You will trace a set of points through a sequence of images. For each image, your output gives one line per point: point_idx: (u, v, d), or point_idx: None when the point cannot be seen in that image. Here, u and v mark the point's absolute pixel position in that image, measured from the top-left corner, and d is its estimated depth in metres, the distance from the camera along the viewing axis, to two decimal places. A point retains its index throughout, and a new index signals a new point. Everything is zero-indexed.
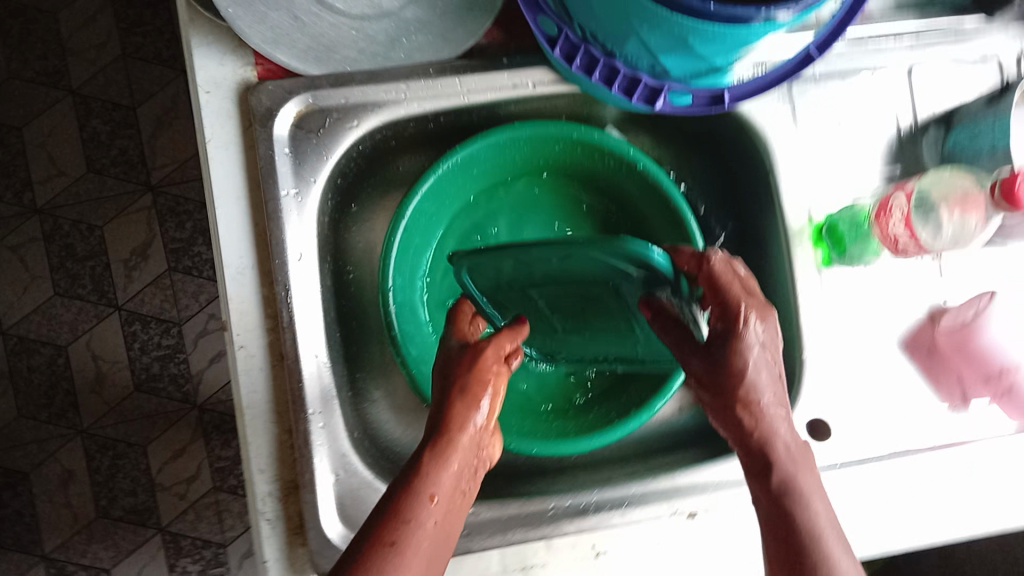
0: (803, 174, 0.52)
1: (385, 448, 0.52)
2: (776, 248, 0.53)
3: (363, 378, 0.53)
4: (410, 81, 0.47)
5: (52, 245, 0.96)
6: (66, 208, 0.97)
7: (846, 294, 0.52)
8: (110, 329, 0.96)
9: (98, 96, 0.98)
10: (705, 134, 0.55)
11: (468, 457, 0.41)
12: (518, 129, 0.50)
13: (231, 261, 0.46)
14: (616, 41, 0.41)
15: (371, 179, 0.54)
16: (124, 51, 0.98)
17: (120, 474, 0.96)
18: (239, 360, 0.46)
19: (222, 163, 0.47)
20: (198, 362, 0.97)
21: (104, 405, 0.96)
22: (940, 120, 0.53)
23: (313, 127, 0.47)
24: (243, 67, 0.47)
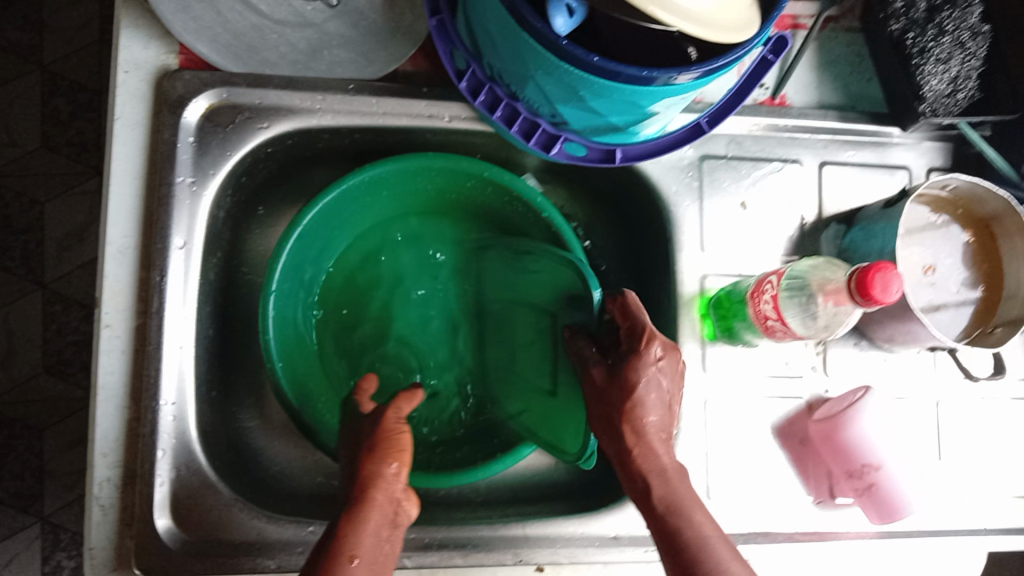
0: (703, 247, 0.53)
1: (244, 453, 0.51)
2: (667, 316, 0.54)
3: (237, 381, 0.53)
4: (325, 93, 0.48)
5: None
6: (10, 177, 0.96)
7: (727, 371, 0.52)
8: (31, 305, 0.95)
9: (65, 76, 0.98)
10: (617, 194, 0.56)
11: (386, 514, 0.41)
12: (431, 159, 0.51)
13: (114, 240, 0.46)
14: (518, 84, 0.42)
15: (280, 185, 0.55)
16: (101, 38, 0.99)
17: (10, 455, 0.92)
18: (102, 338, 0.45)
19: (124, 141, 0.47)
20: None
21: (8, 381, 0.93)
22: (843, 219, 0.55)
23: (222, 121, 0.48)
24: (165, 53, 0.48)
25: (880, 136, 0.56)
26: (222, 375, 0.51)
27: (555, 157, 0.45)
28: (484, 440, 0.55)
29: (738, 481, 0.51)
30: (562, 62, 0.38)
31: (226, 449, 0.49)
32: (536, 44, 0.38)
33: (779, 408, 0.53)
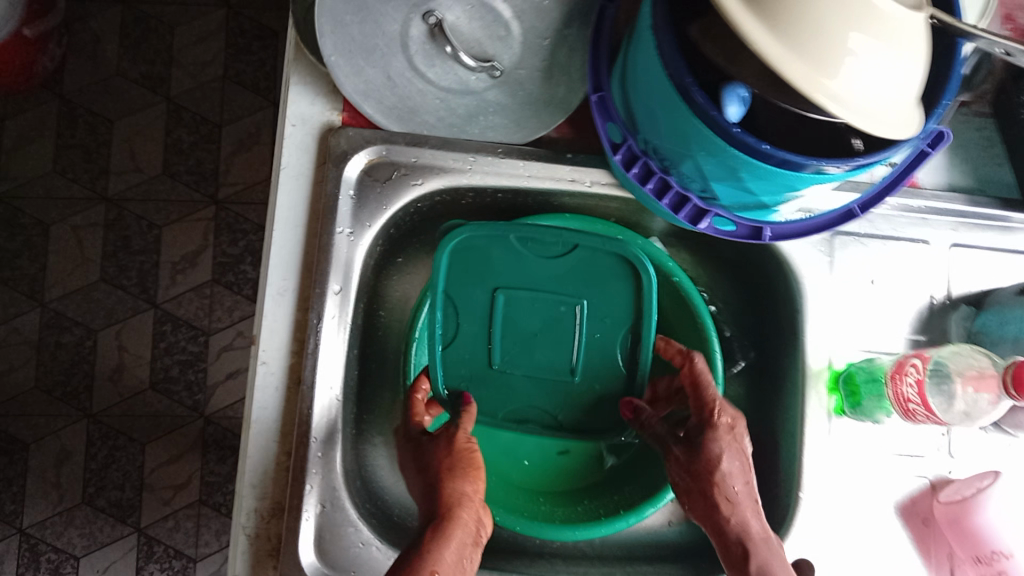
0: (830, 323, 0.54)
1: (375, 493, 0.52)
2: (790, 386, 0.54)
3: (371, 422, 0.55)
4: (477, 154, 0.51)
5: (110, 234, 1.01)
6: (132, 202, 1.02)
7: (851, 447, 0.53)
8: (143, 323, 0.99)
9: (189, 109, 1.04)
10: (742, 263, 0.57)
11: (467, 530, 0.45)
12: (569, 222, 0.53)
13: (274, 282, 0.49)
14: (674, 160, 0.44)
15: (419, 237, 0.57)
16: (225, 74, 1.05)
17: (114, 466, 0.97)
18: (259, 374, 0.49)
19: (289, 190, 0.50)
20: (215, 374, 0.99)
21: (117, 395, 0.98)
22: (971, 300, 0.55)
23: (379, 177, 0.51)
24: (330, 110, 0.51)
25: (1009, 221, 0.55)
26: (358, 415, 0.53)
27: (704, 230, 0.45)
28: (605, 496, 0.55)
29: (859, 558, 0.51)
30: (725, 145, 0.39)
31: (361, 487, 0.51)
32: (704, 127, 0.39)
33: (902, 485, 0.53)
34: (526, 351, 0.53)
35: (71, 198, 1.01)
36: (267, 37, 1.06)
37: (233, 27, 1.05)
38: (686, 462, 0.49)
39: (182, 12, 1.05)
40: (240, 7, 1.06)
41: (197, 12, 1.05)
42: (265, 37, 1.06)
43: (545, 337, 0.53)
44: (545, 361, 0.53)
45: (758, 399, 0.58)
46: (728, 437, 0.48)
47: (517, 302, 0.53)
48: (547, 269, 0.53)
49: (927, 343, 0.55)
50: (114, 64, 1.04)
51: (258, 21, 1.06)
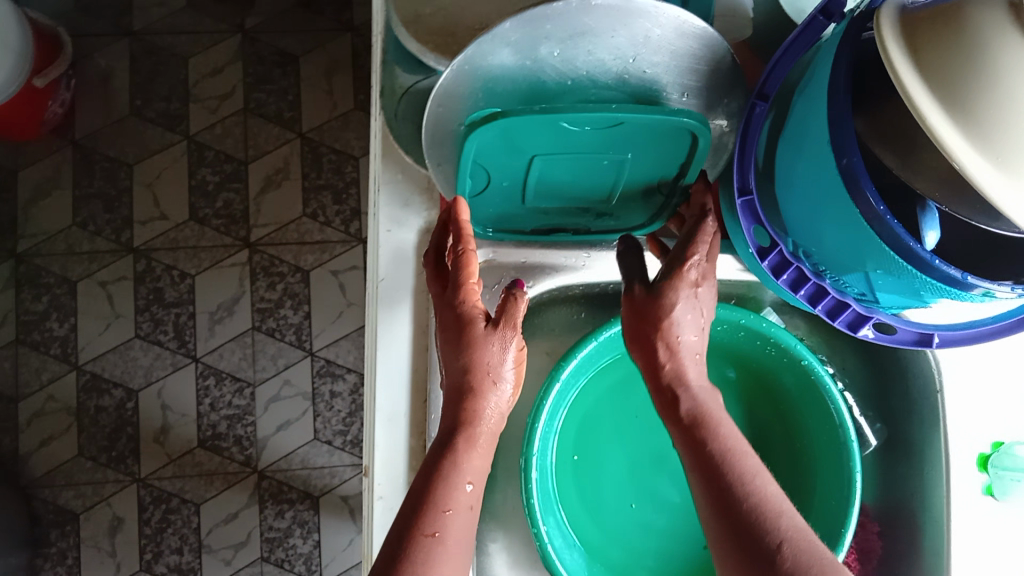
0: (972, 399, 0.50)
1: None
2: (933, 466, 0.51)
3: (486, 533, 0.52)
4: (592, 251, 0.50)
5: (141, 287, 0.96)
6: (161, 251, 0.96)
7: (1011, 530, 0.49)
8: (185, 378, 0.95)
9: (212, 146, 0.98)
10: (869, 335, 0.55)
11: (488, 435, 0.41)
12: None
13: (385, 406, 0.46)
14: (834, 268, 0.40)
15: None
16: (246, 106, 0.99)
17: (169, 530, 0.93)
18: (376, 510, 0.45)
19: (390, 304, 0.46)
20: (265, 426, 0.95)
21: (165, 455, 0.94)
22: None
23: (489, 282, 0.50)
24: (426, 210, 0.47)
25: None
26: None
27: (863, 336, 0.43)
28: None
29: None
30: (912, 267, 0.35)
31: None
32: (881, 243, 0.36)
33: None
34: None
35: (95, 251, 0.96)
36: (287, 62, 0.99)
37: (249, 54, 0.99)
38: (640, 304, 0.44)
39: (195, 43, 0.99)
40: (255, 32, 1.00)
41: (210, 42, 0.99)
42: (285, 63, 0.99)
43: None
44: None
45: (893, 475, 0.54)
46: (689, 294, 0.43)
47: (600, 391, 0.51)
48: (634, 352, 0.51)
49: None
50: (127, 104, 0.98)
51: (275, 47, 1.00)
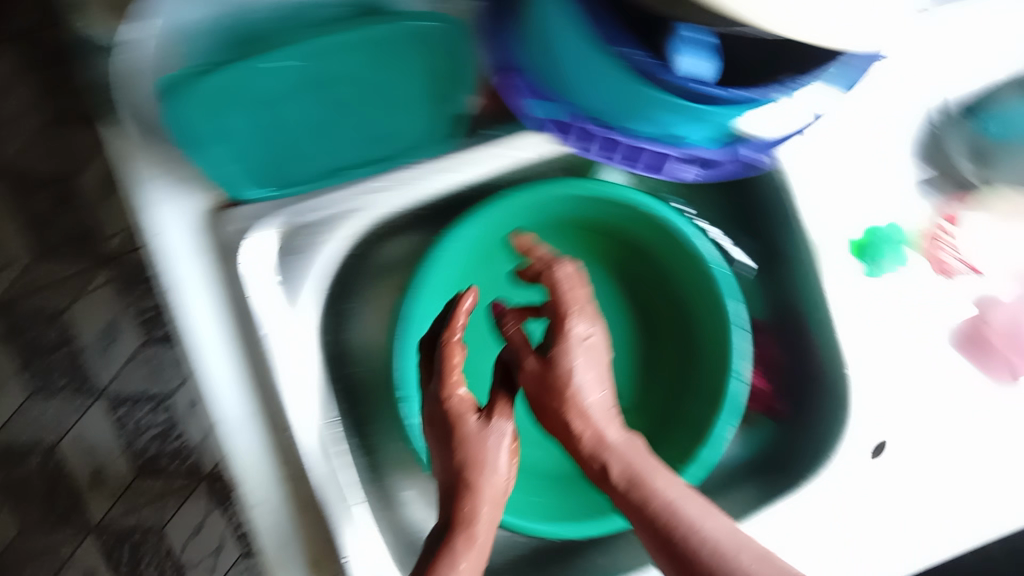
0: (835, 190, 0.55)
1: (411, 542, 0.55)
2: (807, 268, 0.55)
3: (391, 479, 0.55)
4: (377, 176, 0.48)
5: (18, 341, 0.91)
6: (25, 299, 0.91)
7: (888, 302, 0.56)
8: (98, 416, 0.91)
9: (30, 171, 0.89)
10: None
11: (489, 519, 0.45)
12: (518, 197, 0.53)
13: (224, 408, 0.48)
14: (620, 117, 0.45)
15: (363, 270, 0.55)
16: (52, 115, 0.89)
17: (144, 562, 0.92)
18: (257, 515, 0.49)
19: (198, 308, 0.47)
20: (197, 434, 0.92)
21: (111, 493, 0.91)
22: (966, 106, 0.58)
23: (296, 245, 0.48)
24: (204, 194, 0.46)
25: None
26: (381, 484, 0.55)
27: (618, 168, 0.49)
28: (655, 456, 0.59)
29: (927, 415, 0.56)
30: (694, 105, 0.42)
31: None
32: (648, 89, 0.42)
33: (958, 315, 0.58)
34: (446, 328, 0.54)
35: None
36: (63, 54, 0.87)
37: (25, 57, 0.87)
38: (538, 379, 0.45)
39: None
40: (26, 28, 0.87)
41: None
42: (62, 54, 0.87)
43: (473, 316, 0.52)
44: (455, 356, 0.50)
45: (771, 281, 0.59)
46: (577, 347, 0.45)
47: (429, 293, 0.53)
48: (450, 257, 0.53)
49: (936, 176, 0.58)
50: None
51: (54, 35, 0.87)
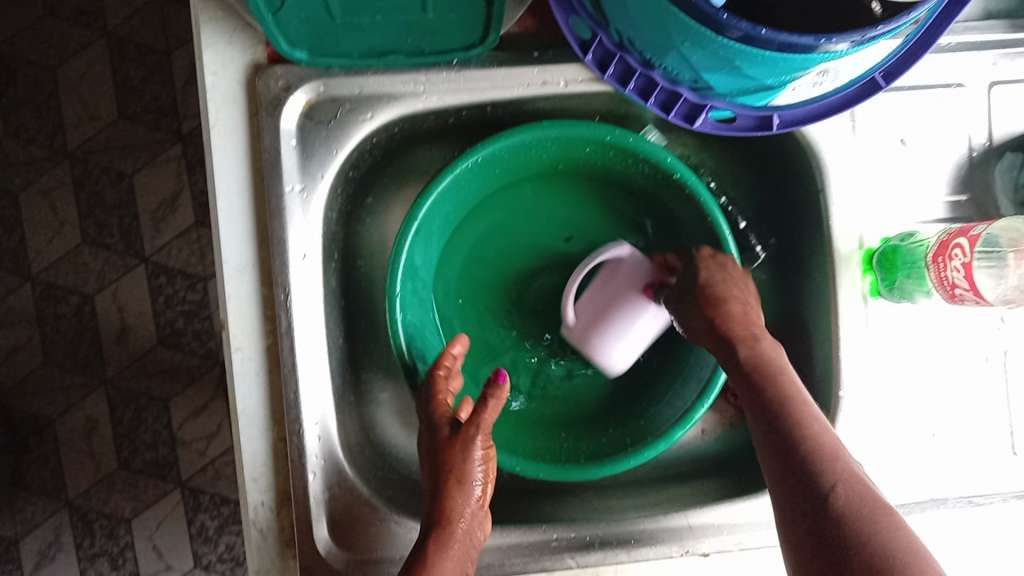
0: (867, 170, 0.69)
1: (385, 444, 0.75)
2: (826, 271, 0.71)
3: (373, 392, 0.76)
4: (429, 75, 0.66)
5: (82, 191, 1.23)
6: (142, 169, 1.24)
7: (880, 354, 0.70)
8: (137, 277, 1.24)
9: (131, 43, 1.22)
10: (773, 163, 0.74)
11: (460, 546, 0.60)
12: (626, 137, 0.69)
13: (234, 258, 0.65)
14: (683, 67, 0.56)
15: (399, 157, 0.75)
16: (161, 24, 1.23)
17: (141, 427, 1.25)
18: (237, 359, 0.66)
19: (226, 150, 0.65)
20: (216, 332, 1.26)
21: (128, 356, 1.25)
22: (1016, 148, 0.69)
23: (325, 112, 0.67)
24: (253, 51, 0.65)
25: (1014, 54, 0.69)
26: (350, 349, 0.74)
27: (777, 132, 0.59)
28: (542, 430, 0.75)
29: (986, 566, 0.69)
30: (738, 45, 0.50)
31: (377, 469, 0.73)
32: (678, 25, 0.51)
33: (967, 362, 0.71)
34: (415, 250, 0.71)
35: (36, 160, 1.23)
36: None
37: None
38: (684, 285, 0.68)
39: None
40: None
41: None
42: None
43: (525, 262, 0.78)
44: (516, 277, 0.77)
45: (782, 273, 0.77)
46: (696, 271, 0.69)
47: (511, 232, 0.77)
48: (522, 220, 0.77)
49: (967, 201, 0.70)
50: (43, 7, 1.22)
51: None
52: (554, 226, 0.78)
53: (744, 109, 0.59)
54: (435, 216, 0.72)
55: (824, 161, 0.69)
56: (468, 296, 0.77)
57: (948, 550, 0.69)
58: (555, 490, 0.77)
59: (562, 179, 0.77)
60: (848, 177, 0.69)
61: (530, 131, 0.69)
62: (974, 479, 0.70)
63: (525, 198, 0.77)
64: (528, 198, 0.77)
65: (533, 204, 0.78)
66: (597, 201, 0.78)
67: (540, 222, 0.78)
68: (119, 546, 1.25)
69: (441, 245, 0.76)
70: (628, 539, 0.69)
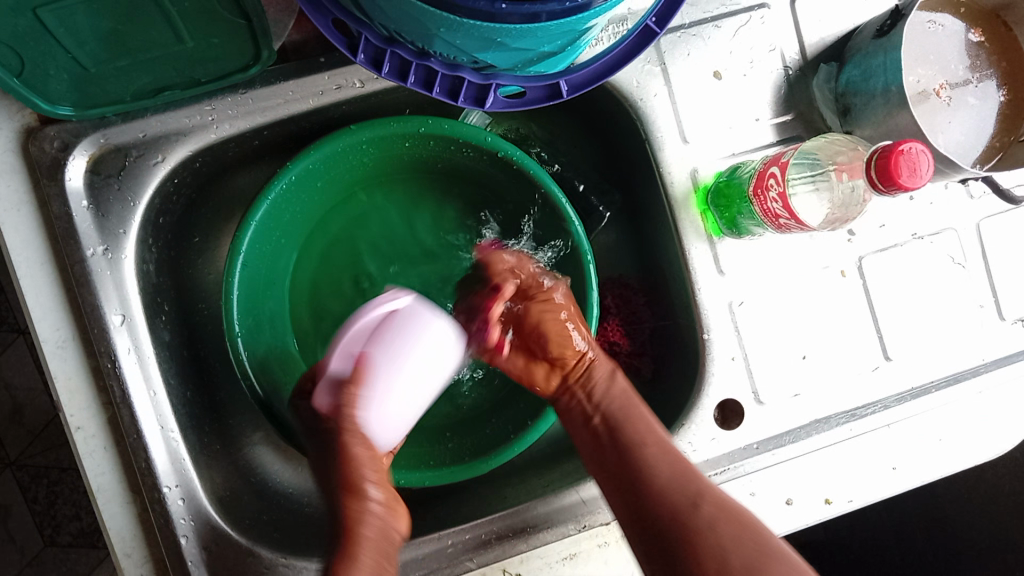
0: (688, 110, 0.67)
1: (268, 483, 0.73)
2: (668, 218, 0.69)
3: (245, 435, 0.74)
4: (212, 104, 0.63)
5: None
6: None
7: (738, 291, 0.69)
8: (19, 351, 1.19)
9: None
10: (599, 118, 0.72)
11: (372, 538, 0.54)
12: (438, 123, 0.66)
13: (51, 335, 0.61)
14: (450, 52, 0.53)
15: (212, 190, 0.71)
16: None
17: (59, 501, 1.21)
18: (78, 438, 0.62)
19: (15, 225, 0.61)
20: None
21: (29, 433, 1.20)
22: (830, 58, 0.68)
23: (112, 162, 0.62)
24: (19, 116, 0.61)
25: None
26: (206, 396, 0.71)
27: (569, 98, 0.57)
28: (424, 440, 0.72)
29: (880, 475, 0.69)
30: (483, 23, 0.47)
31: (261, 512, 0.70)
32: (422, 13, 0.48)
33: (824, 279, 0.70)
34: (249, 285, 0.67)
35: None
36: None
37: None
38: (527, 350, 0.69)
39: None
40: None
41: None
42: None
43: (371, 270, 0.74)
44: (366, 286, 0.74)
45: (634, 225, 0.76)
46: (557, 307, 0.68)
47: (352, 242, 0.74)
48: (362, 229, 0.74)
49: (793, 119, 0.69)
50: None
51: None
52: (394, 226, 0.75)
53: (531, 80, 0.56)
54: (264, 246, 0.68)
55: (646, 108, 0.67)
56: (320, 318, 0.74)
57: (840, 467, 0.69)
58: (454, 490, 0.75)
59: (393, 178, 0.74)
60: (668, 122, 0.67)
61: (339, 138, 0.65)
62: (854, 392, 0.70)
63: (358, 206, 0.74)
64: (361, 204, 0.74)
65: (369, 209, 0.75)
66: (433, 193, 0.75)
67: (379, 227, 0.75)
68: None
69: (281, 273, 0.72)
70: (524, 527, 0.69)
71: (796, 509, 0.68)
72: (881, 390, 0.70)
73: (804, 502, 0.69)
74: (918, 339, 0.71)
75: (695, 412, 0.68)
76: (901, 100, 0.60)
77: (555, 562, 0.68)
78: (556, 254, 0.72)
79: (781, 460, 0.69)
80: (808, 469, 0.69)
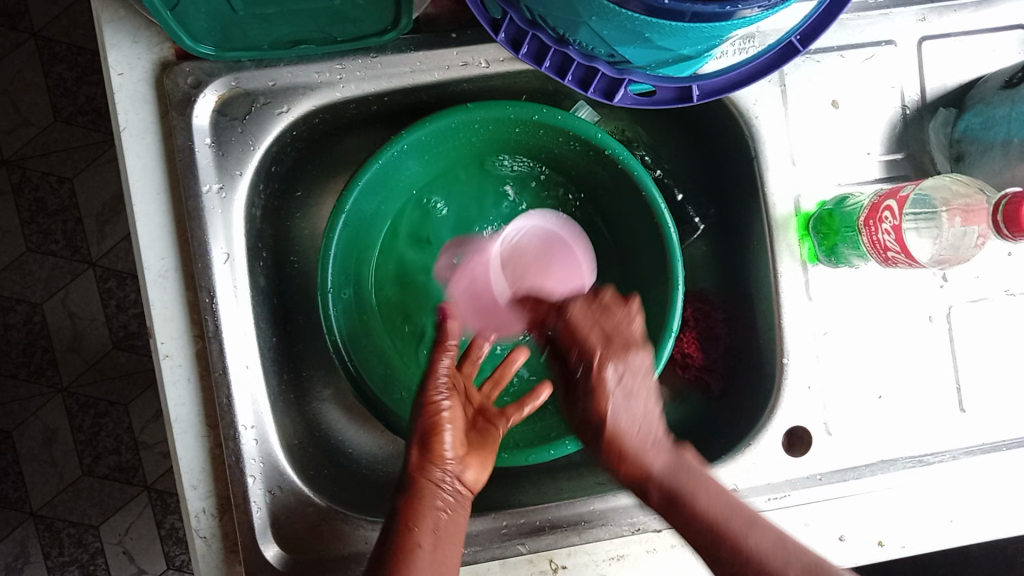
0: (801, 135, 0.67)
1: (331, 440, 0.74)
2: (764, 239, 0.69)
3: (314, 390, 0.76)
4: (342, 62, 0.64)
5: (23, 199, 1.20)
6: (83, 172, 1.21)
7: (824, 320, 0.69)
8: (87, 281, 1.22)
9: (62, 42, 1.19)
10: (709, 131, 0.72)
11: (435, 499, 0.59)
12: (552, 114, 0.67)
13: (155, 264, 0.64)
14: (592, 43, 0.54)
15: (321, 147, 0.73)
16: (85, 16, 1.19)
17: (102, 433, 1.23)
18: (165, 365, 0.64)
19: (138, 153, 0.63)
20: None
21: (84, 363, 1.23)
22: (951, 103, 0.68)
23: (239, 105, 0.64)
24: (159, 49, 0.62)
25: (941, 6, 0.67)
26: (285, 346, 0.72)
27: (697, 103, 0.58)
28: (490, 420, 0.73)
29: (939, 526, 0.69)
30: (638, 16, 0.48)
31: (324, 466, 0.71)
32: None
33: (910, 321, 0.70)
34: (345, 241, 0.69)
35: None
36: None
37: None
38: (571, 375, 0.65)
39: None
40: None
41: None
42: None
43: (459, 247, 0.76)
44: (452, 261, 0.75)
45: (724, 241, 0.76)
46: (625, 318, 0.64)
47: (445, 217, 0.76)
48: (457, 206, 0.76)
49: (904, 159, 0.69)
50: None
51: None
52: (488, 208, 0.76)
53: (663, 81, 0.57)
54: (364, 206, 0.69)
55: (760, 127, 0.67)
56: (403, 286, 0.75)
57: (901, 510, 0.69)
58: (508, 475, 0.76)
59: (495, 161, 0.75)
60: (780, 144, 0.67)
61: (456, 114, 0.66)
62: (924, 439, 0.70)
63: (457, 183, 0.76)
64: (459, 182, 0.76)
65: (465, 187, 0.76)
66: (530, 181, 0.76)
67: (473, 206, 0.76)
68: (89, 553, 1.23)
69: (373, 237, 0.73)
70: (579, 520, 0.69)
71: (849, 545, 0.68)
72: (952, 441, 0.70)
73: (860, 541, 0.68)
74: (996, 396, 0.70)
75: (763, 434, 0.68)
76: (1022, 153, 0.60)
77: (602, 560, 0.68)
78: (645, 259, 0.72)
79: (842, 494, 0.69)
80: (868, 507, 0.69)
